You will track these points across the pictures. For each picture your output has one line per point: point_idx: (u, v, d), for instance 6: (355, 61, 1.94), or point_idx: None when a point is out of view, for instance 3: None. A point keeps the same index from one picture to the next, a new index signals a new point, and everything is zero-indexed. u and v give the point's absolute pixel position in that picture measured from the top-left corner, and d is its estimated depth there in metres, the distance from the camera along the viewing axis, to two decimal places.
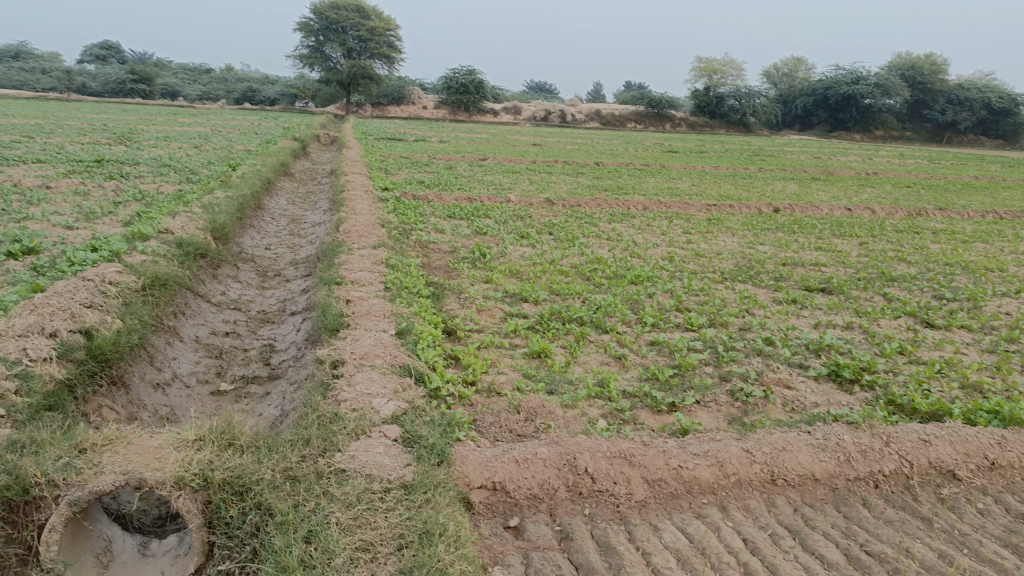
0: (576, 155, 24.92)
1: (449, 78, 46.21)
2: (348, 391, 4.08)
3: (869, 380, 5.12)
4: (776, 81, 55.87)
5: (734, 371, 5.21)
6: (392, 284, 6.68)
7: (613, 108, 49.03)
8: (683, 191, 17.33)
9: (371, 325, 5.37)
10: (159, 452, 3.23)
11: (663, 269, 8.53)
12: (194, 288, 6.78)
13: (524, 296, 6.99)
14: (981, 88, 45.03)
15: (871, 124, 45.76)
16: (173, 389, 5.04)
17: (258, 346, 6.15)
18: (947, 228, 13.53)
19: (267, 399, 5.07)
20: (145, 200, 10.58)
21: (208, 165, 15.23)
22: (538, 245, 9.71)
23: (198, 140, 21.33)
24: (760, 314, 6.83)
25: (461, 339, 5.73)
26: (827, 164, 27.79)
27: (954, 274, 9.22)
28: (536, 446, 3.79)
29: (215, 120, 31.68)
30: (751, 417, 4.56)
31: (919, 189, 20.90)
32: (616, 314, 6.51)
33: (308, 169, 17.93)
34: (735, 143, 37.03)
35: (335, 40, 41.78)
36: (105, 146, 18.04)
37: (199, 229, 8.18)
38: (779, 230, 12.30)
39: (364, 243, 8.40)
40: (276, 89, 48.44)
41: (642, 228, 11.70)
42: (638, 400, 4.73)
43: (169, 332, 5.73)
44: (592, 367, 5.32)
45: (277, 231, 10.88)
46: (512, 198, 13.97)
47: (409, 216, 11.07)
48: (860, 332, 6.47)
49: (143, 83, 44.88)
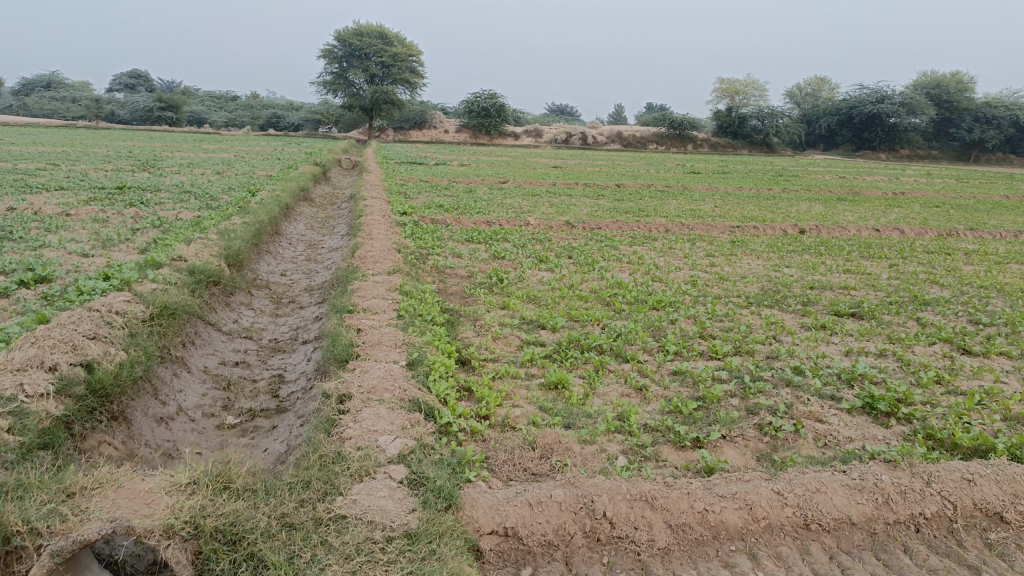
0: (597, 177, 24.75)
1: (471, 102, 46.40)
2: (353, 428, 3.89)
3: (905, 413, 4.83)
4: (799, 101, 55.57)
5: (761, 402, 4.95)
6: (406, 311, 6.51)
7: (634, 130, 48.95)
8: (705, 212, 17.07)
9: (381, 356, 5.19)
10: (150, 497, 3.09)
11: (686, 294, 8.28)
12: (204, 316, 6.66)
13: (541, 323, 6.79)
14: (1009, 105, 44.33)
15: (897, 143, 45.21)
16: (177, 424, 4.89)
17: (268, 377, 6.01)
18: (979, 249, 13.14)
19: (272, 434, 4.90)
20: (163, 227, 10.54)
21: (228, 191, 15.24)
22: (557, 269, 9.51)
23: (221, 166, 21.45)
24: (788, 341, 6.56)
25: (475, 369, 5.52)
26: (852, 183, 27.39)
27: (989, 297, 8.88)
28: (551, 487, 3.57)
29: (240, 146, 31.96)
30: (781, 453, 4.30)
31: (948, 208, 20.45)
32: (637, 342, 6.27)
33: (329, 194, 17.92)
34: (758, 163, 36.73)
35: (358, 66, 42.16)
36: (128, 173, 18.18)
37: (214, 256, 8.08)
38: (806, 252, 12.00)
39: (379, 269, 8.25)
40: (300, 115, 48.95)
41: (664, 250, 11.47)
42: (659, 435, 4.48)
43: (176, 363, 5.60)
44: (611, 399, 5.08)
45: (293, 257, 10.79)
46: (531, 221, 13.81)
47: (427, 240, 10.93)
48: (894, 360, 6.17)
49: (170, 110, 45.51)
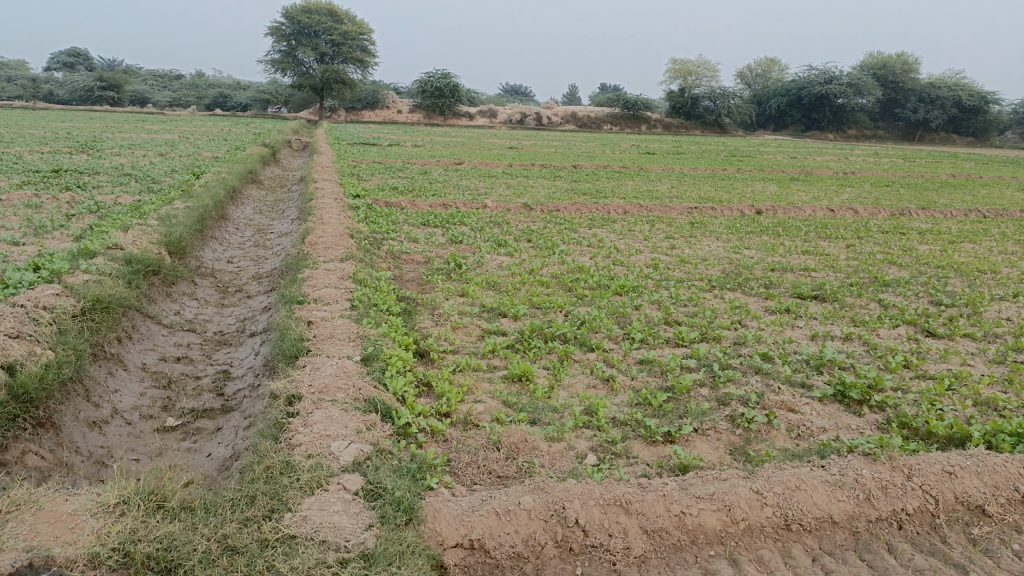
0: (553, 158, 24.51)
1: (424, 82, 45.68)
2: (303, 434, 3.59)
3: (878, 400, 4.71)
4: (750, 82, 56.20)
5: (731, 392, 4.77)
6: (360, 302, 6.19)
7: (588, 110, 48.74)
8: (662, 193, 16.97)
9: (333, 352, 4.89)
10: (74, 520, 2.77)
11: (648, 277, 8.10)
12: (142, 309, 6.25)
13: (502, 311, 6.53)
14: (952, 86, 45.35)
15: (844, 124, 45.85)
16: (111, 428, 4.52)
17: (212, 373, 5.65)
18: (932, 228, 13.28)
19: (217, 437, 4.58)
20: (100, 212, 10.00)
21: (171, 174, 14.57)
22: (517, 254, 9.25)
23: (164, 147, 20.66)
24: (754, 326, 6.42)
25: (435, 363, 5.25)
26: (804, 164, 27.65)
27: (947, 277, 8.91)
28: (519, 494, 3.32)
29: (185, 126, 30.90)
30: (755, 446, 4.13)
31: (898, 188, 20.72)
32: (601, 330, 6.06)
33: (278, 176, 17.34)
34: (711, 144, 37.00)
35: (307, 45, 41.03)
36: (64, 155, 17.35)
37: (153, 243, 7.64)
38: (764, 233, 11.95)
39: (330, 256, 7.88)
40: (247, 95, 47.63)
41: (624, 233, 11.30)
42: (628, 430, 4.28)
43: (111, 361, 5.22)
44: (578, 391, 4.86)
45: (240, 243, 10.33)
46: (488, 203, 13.52)
47: (381, 224, 10.57)
48: (861, 344, 6.07)
49: (112, 90, 43.86)
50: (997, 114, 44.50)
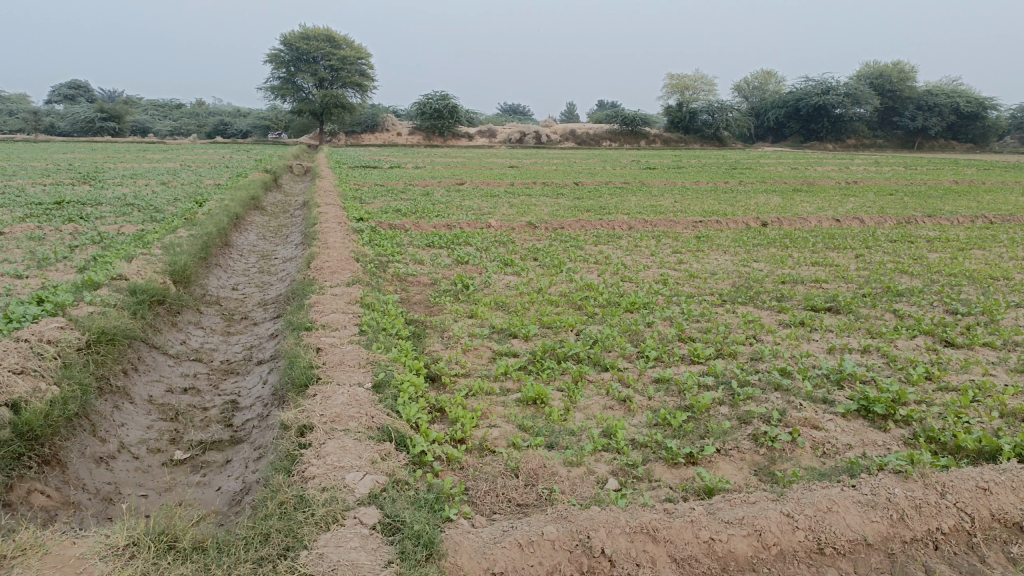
0: (555, 176, 24.50)
1: (423, 103, 45.87)
2: (316, 466, 3.49)
3: (903, 414, 4.59)
4: (748, 95, 56.39)
5: (752, 410, 4.66)
6: (368, 326, 6.09)
7: (587, 128, 48.84)
8: (666, 208, 16.91)
9: (344, 379, 4.79)
10: (81, 564, 2.67)
11: (658, 294, 8.00)
12: (147, 340, 6.16)
13: (513, 332, 6.43)
14: (949, 93, 45.44)
15: (843, 134, 45.88)
16: (119, 463, 4.43)
17: (220, 403, 5.56)
18: (940, 235, 13.18)
19: (227, 470, 4.48)
20: (103, 243, 9.94)
21: (173, 202, 14.54)
22: (524, 273, 9.16)
23: (166, 176, 20.68)
24: (769, 340, 6.31)
25: (447, 387, 5.15)
26: (805, 174, 27.60)
27: (960, 285, 8.80)
28: (541, 523, 3.21)
29: (186, 155, 30.98)
30: (780, 466, 4.02)
31: (902, 196, 20.65)
32: (615, 348, 5.95)
33: (281, 201, 17.32)
34: (711, 157, 37.00)
35: (306, 70, 41.24)
36: (66, 187, 17.35)
37: (158, 273, 7.56)
38: (771, 245, 11.86)
39: (337, 280, 7.80)
40: (247, 121, 47.84)
41: (631, 249, 11.22)
42: (649, 452, 4.17)
43: (117, 394, 5.13)
44: (594, 413, 4.75)
45: (245, 269, 10.27)
46: (492, 223, 13.47)
47: (386, 246, 10.51)
48: (879, 356, 5.95)
49: (113, 121, 44.04)
50: (995, 119, 44.52)
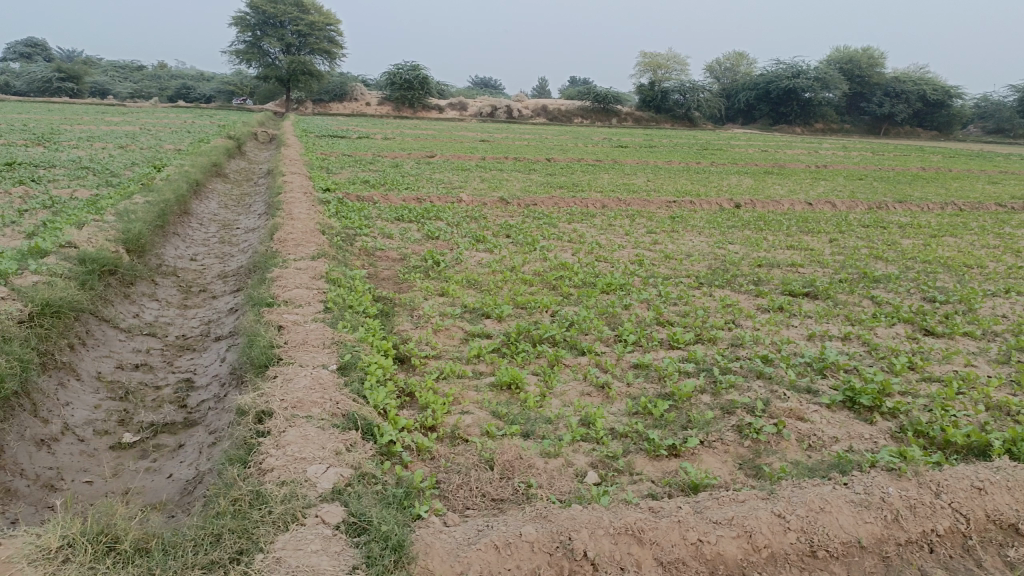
0: (527, 151, 24.16)
1: (392, 74, 45.07)
2: (275, 458, 3.22)
3: (890, 407, 4.44)
4: (719, 76, 56.34)
5: (735, 399, 4.47)
6: (334, 303, 5.79)
7: (559, 103, 48.42)
8: (639, 186, 16.73)
9: (307, 360, 4.50)
10: (6, 568, 2.38)
11: (634, 275, 7.80)
12: (97, 312, 5.79)
13: (485, 312, 6.18)
14: (916, 80, 45.89)
15: (812, 117, 46.12)
16: (61, 446, 4.11)
17: (174, 381, 5.24)
18: (911, 221, 13.21)
19: (179, 456, 4.19)
20: (55, 207, 9.44)
21: (131, 167, 13.96)
22: (496, 250, 8.89)
23: (124, 140, 19.91)
24: (748, 325, 6.15)
25: (417, 369, 4.89)
26: (776, 157, 27.65)
27: (936, 272, 8.74)
28: (518, 522, 2.98)
29: (147, 118, 30.00)
30: (766, 459, 3.84)
31: (872, 181, 20.72)
32: (592, 331, 5.74)
33: (244, 169, 16.75)
34: (681, 137, 36.87)
35: (273, 35, 40.12)
36: (18, 148, 16.60)
37: (111, 241, 7.16)
38: (746, 227, 11.73)
39: (301, 253, 7.46)
40: (212, 86, 46.54)
41: (605, 227, 11.01)
42: (629, 443, 3.97)
43: (62, 370, 4.79)
44: (571, 400, 4.54)
45: (205, 239, 9.84)
46: (464, 197, 13.15)
47: (353, 219, 10.16)
48: (861, 345, 5.82)
49: (71, 81, 42.54)
50: (960, 107, 45.09)
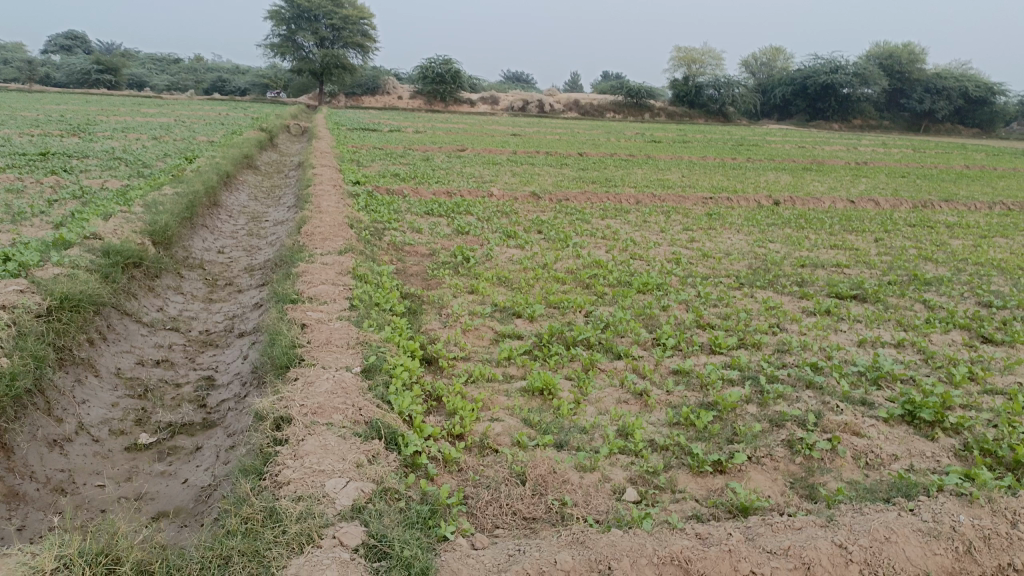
0: (558, 146, 23.84)
1: (424, 67, 44.92)
2: (292, 470, 3.01)
3: (953, 422, 4.11)
4: (754, 71, 55.34)
5: (784, 411, 4.17)
6: (361, 300, 5.58)
7: (591, 98, 47.99)
8: (674, 182, 16.36)
9: (330, 362, 4.29)
10: None
11: (671, 274, 7.49)
12: (119, 306, 5.64)
13: (516, 311, 5.93)
14: (959, 76, 44.67)
15: (849, 114, 45.15)
16: (74, 447, 3.94)
17: (195, 378, 5.07)
18: (959, 221, 12.70)
19: (195, 459, 4.01)
20: (85, 198, 9.36)
21: (163, 158, 13.91)
22: (528, 246, 8.63)
23: (159, 131, 19.98)
24: (794, 329, 5.83)
25: (444, 372, 4.66)
26: (813, 153, 27.02)
27: (990, 275, 8.31)
28: (553, 548, 2.73)
29: (183, 110, 30.09)
30: (820, 479, 3.55)
31: (915, 179, 20.10)
32: (628, 334, 5.46)
33: (275, 162, 16.69)
34: (716, 133, 36.32)
35: (307, 29, 40.19)
36: (54, 138, 16.68)
37: (136, 232, 7.03)
38: (786, 226, 11.34)
39: (329, 248, 7.27)
40: (246, 79, 46.82)
41: (639, 224, 10.70)
42: (670, 457, 3.70)
43: (80, 366, 4.64)
44: (607, 408, 4.27)
45: (233, 231, 9.72)
46: (495, 192, 12.91)
47: (383, 213, 9.97)
48: (915, 352, 5.47)
49: (109, 73, 43.03)
50: (1003, 104, 43.82)
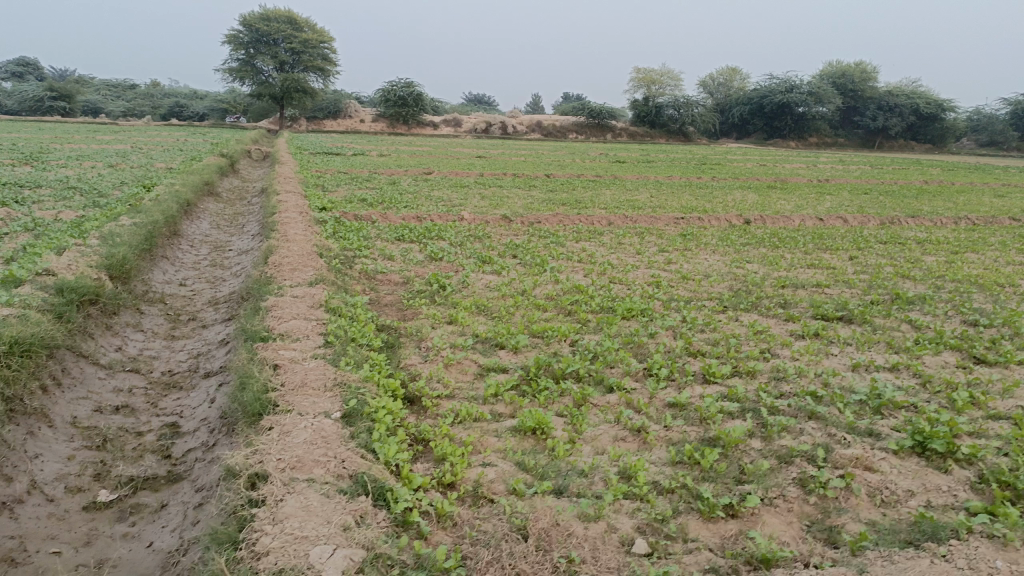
0: (524, 167, 23.74)
1: (386, 91, 44.71)
2: (272, 538, 2.72)
3: (967, 452, 3.91)
4: (712, 91, 56.08)
5: (791, 446, 3.96)
6: (336, 336, 5.28)
7: (554, 119, 48.15)
8: (643, 202, 16.30)
9: (306, 408, 3.98)
10: None
11: (654, 298, 7.29)
12: (73, 349, 5.25)
13: (499, 343, 5.67)
14: (910, 93, 45.74)
15: (806, 132, 45.92)
16: (25, 509, 3.57)
17: (158, 426, 4.71)
18: (928, 236, 12.77)
19: (161, 519, 3.66)
20: (37, 230, 8.90)
21: (120, 187, 13.43)
22: (504, 272, 8.39)
23: (115, 158, 19.39)
24: (786, 355, 5.65)
25: (429, 412, 4.38)
26: (775, 171, 27.33)
27: (969, 292, 8.26)
28: None
29: (139, 137, 29.39)
30: (839, 520, 3.33)
31: (877, 195, 20.34)
32: (617, 365, 5.23)
33: (237, 188, 16.26)
34: (678, 152, 36.59)
35: (267, 53, 39.75)
36: (4, 167, 16.06)
37: (92, 266, 6.64)
38: (760, 245, 11.27)
39: (298, 279, 6.94)
40: (205, 104, 46.14)
41: (614, 246, 10.53)
42: (678, 501, 3.45)
43: (31, 417, 4.26)
44: (605, 447, 4.03)
45: (195, 262, 9.34)
46: (465, 215, 12.68)
47: (352, 240, 9.66)
48: (911, 376, 5.32)
49: (63, 100, 42.01)
50: (953, 121, 44.92)
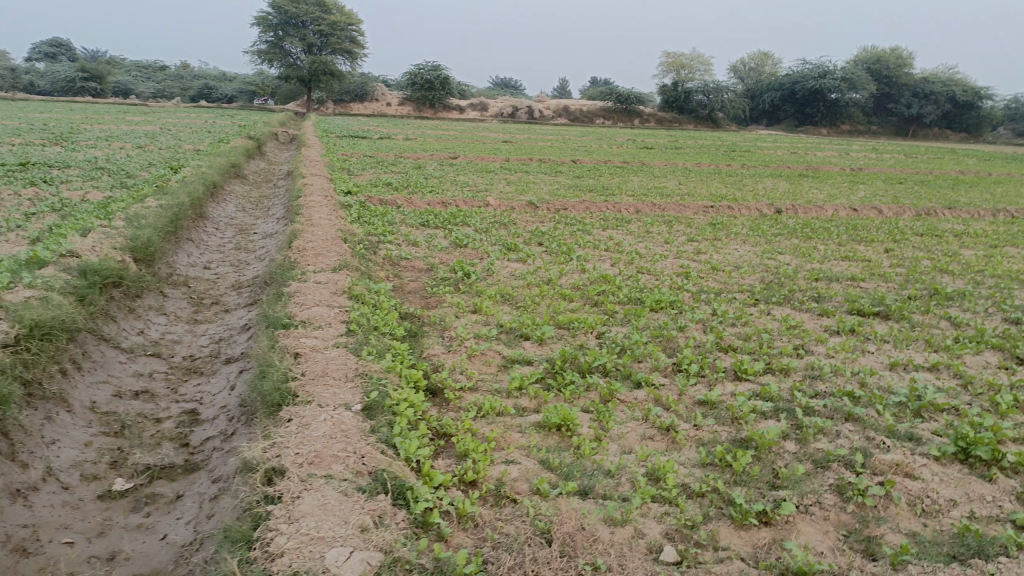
0: (551, 152, 23.49)
1: (414, 74, 44.52)
2: (287, 538, 2.63)
3: (1013, 461, 3.72)
4: (743, 76, 55.17)
5: (827, 450, 3.80)
6: (358, 324, 5.18)
7: (581, 104, 47.67)
8: (671, 189, 16.03)
9: (325, 399, 3.88)
10: None
11: (683, 290, 7.12)
12: (94, 332, 5.20)
13: (524, 334, 5.54)
14: (946, 81, 44.65)
15: (838, 119, 45.02)
16: (41, 497, 3.52)
17: (177, 412, 4.65)
18: (965, 229, 12.41)
19: (177, 510, 3.60)
20: (64, 211, 8.91)
21: (147, 168, 13.45)
22: (530, 260, 8.24)
23: (144, 139, 19.46)
24: (820, 351, 5.46)
25: (451, 405, 4.27)
26: (807, 159, 26.81)
27: (1011, 288, 7.97)
28: None
29: (168, 118, 29.57)
30: (879, 530, 3.17)
31: (912, 185, 19.84)
32: (645, 359, 5.08)
33: (263, 170, 16.24)
34: (707, 139, 36.05)
35: (295, 35, 39.72)
36: (35, 147, 16.17)
37: (116, 248, 6.61)
38: (792, 235, 10.99)
39: (321, 264, 6.86)
40: (233, 86, 46.27)
41: (642, 235, 10.32)
42: (708, 506, 3.31)
43: (50, 402, 4.22)
44: (633, 445, 3.89)
45: (220, 245, 9.30)
46: (490, 201, 12.52)
47: (376, 225, 9.57)
48: (952, 376, 5.11)
49: (95, 81, 42.31)
50: (991, 109, 43.78)
